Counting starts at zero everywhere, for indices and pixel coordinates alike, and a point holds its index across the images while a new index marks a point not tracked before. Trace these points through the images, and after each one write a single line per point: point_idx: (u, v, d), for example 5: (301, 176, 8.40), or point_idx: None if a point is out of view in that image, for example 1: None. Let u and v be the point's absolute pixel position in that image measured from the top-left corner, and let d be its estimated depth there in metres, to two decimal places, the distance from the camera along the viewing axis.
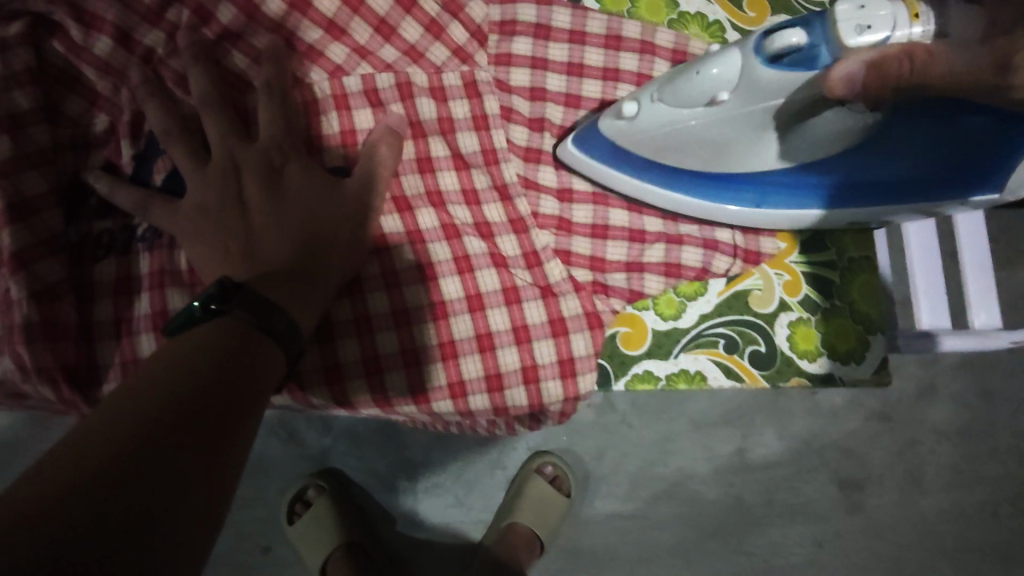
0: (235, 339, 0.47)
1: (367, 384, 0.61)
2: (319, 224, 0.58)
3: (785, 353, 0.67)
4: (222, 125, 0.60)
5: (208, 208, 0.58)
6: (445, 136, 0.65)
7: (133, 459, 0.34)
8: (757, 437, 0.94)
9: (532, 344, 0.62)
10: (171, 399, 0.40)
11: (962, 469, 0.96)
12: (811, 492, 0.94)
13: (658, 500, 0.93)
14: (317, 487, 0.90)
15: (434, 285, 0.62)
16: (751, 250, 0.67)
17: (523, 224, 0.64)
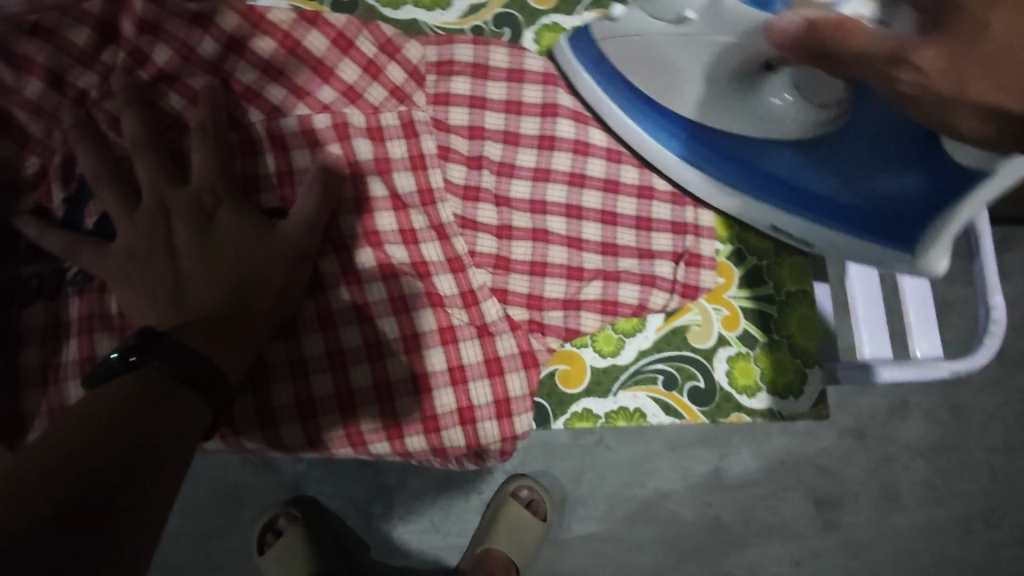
0: (152, 387, 0.47)
1: (301, 426, 0.60)
2: (249, 266, 0.57)
3: (724, 388, 0.68)
4: (153, 168, 0.60)
5: (137, 252, 0.57)
6: (383, 176, 0.65)
7: (46, 502, 0.36)
8: (732, 457, 0.93)
9: (468, 385, 0.62)
10: (95, 434, 0.41)
11: (935, 485, 0.95)
12: (786, 511, 0.94)
13: (635, 522, 0.92)
14: (288, 515, 0.86)
15: (370, 325, 0.62)
16: (692, 285, 0.67)
17: (460, 263, 0.64)
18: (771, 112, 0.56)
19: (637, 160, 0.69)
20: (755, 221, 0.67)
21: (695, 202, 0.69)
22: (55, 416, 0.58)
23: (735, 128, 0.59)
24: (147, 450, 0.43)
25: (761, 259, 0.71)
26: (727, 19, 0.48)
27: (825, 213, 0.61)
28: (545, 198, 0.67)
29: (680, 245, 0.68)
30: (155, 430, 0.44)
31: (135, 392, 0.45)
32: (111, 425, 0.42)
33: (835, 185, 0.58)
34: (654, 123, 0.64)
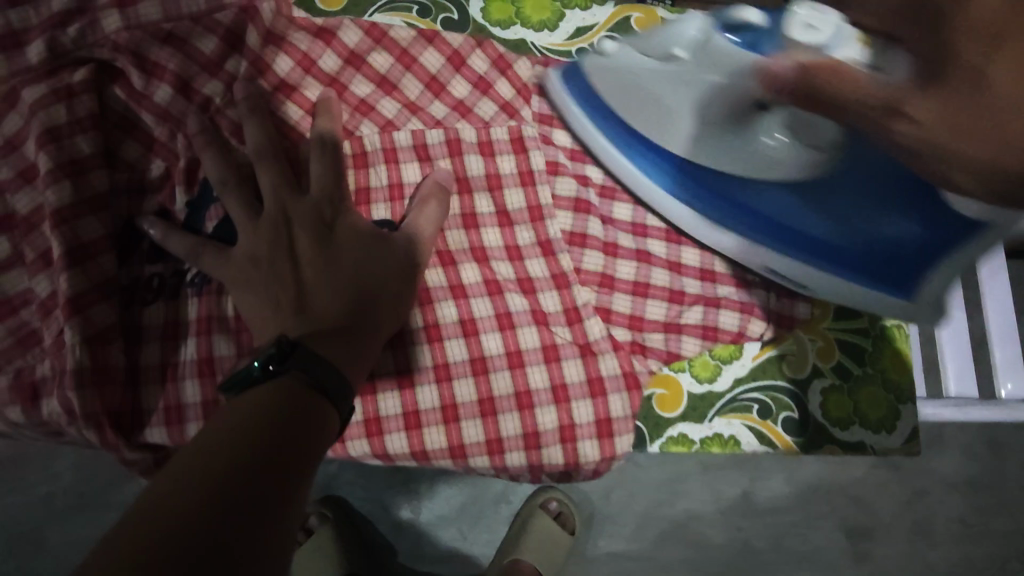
0: (289, 395, 0.49)
1: (406, 435, 0.62)
2: (368, 279, 0.59)
3: (818, 420, 0.68)
4: (276, 177, 0.61)
5: (260, 260, 0.59)
6: (491, 193, 0.67)
7: (196, 525, 0.37)
8: (764, 481, 0.98)
9: (570, 404, 0.62)
10: (231, 457, 0.43)
11: (971, 522, 0.99)
12: (818, 540, 0.99)
13: (664, 541, 0.97)
14: (320, 514, 0.93)
15: (474, 340, 0.63)
16: (786, 316, 0.67)
17: (565, 281, 0.65)
18: (677, 69, 0.53)
19: None
20: (750, 264, 0.64)
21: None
22: (172, 413, 0.60)
23: (644, 97, 0.58)
24: (290, 455, 0.45)
25: None
26: (717, 61, 0.50)
27: (800, 246, 0.60)
28: (646, 221, 0.68)
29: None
30: (292, 436, 0.46)
31: (272, 401, 0.48)
32: (262, 429, 0.46)
33: (833, 227, 0.57)
34: (658, 168, 0.63)
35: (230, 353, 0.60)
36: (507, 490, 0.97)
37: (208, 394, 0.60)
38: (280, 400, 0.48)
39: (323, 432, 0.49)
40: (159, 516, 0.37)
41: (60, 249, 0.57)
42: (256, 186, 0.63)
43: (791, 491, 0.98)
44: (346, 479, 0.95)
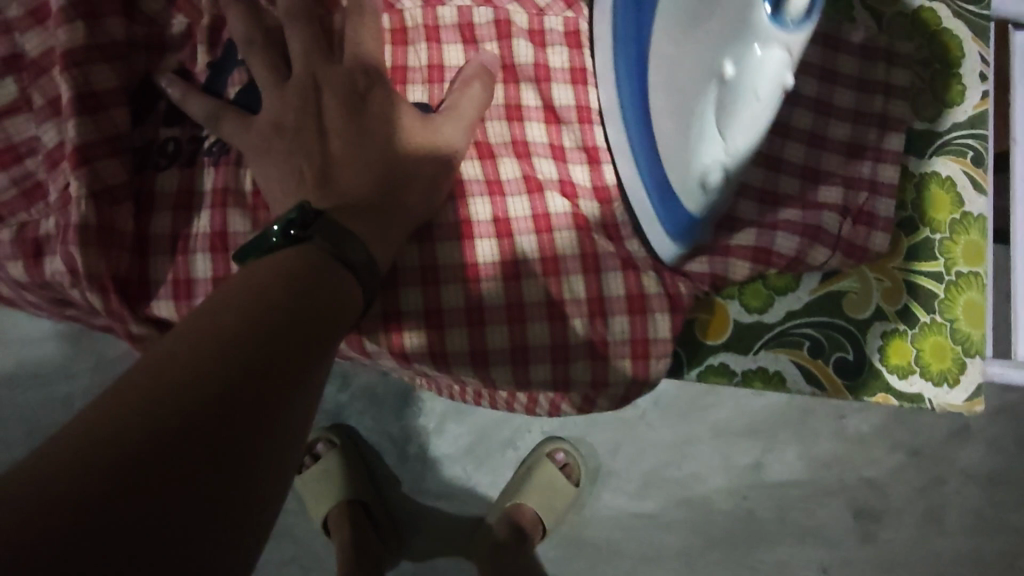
0: (313, 269, 0.44)
1: (426, 335, 0.57)
2: (400, 159, 0.53)
3: (876, 366, 0.61)
4: (306, 40, 0.55)
5: (284, 127, 0.53)
6: (539, 87, 0.59)
7: (218, 383, 0.33)
8: (778, 454, 0.95)
9: (606, 318, 0.57)
10: (253, 319, 0.38)
11: (984, 516, 0.96)
12: (825, 516, 0.96)
13: (670, 504, 0.95)
14: (328, 441, 0.94)
15: (507, 242, 0.58)
16: (850, 243, 0.59)
17: (609, 193, 0.59)
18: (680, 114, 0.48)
19: (815, 104, 0.61)
20: None
21: (876, 156, 0.61)
22: (186, 291, 0.56)
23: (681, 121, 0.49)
24: (316, 335, 0.41)
25: (935, 231, 0.63)
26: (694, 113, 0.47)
27: None
28: None
29: (851, 200, 0.60)
30: (318, 314, 0.42)
31: (295, 273, 0.43)
32: (289, 298, 0.41)
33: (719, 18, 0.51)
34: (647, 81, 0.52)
35: (247, 231, 0.56)
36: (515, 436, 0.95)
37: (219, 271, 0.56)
38: (302, 274, 0.43)
39: (346, 313, 0.45)
40: (187, 371, 0.33)
41: (69, 94, 0.53)
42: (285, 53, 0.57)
43: (802, 468, 0.95)
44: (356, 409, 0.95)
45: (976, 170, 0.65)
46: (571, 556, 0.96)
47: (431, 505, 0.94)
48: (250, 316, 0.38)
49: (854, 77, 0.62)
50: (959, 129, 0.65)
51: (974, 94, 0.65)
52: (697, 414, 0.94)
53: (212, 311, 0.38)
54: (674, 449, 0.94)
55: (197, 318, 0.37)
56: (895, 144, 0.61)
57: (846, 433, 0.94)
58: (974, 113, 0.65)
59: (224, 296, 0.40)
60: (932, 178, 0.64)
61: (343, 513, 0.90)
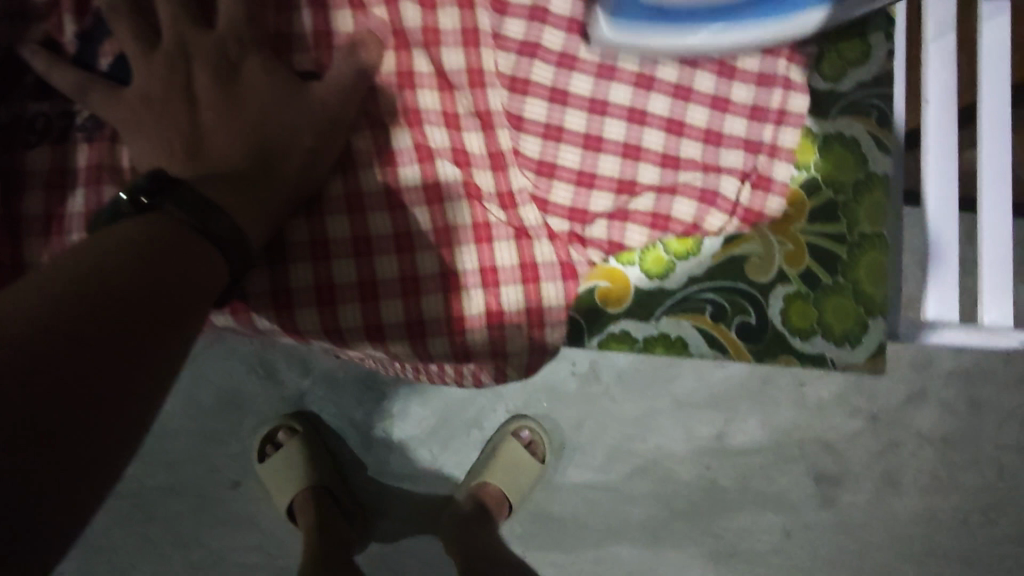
0: (169, 242, 0.42)
1: (318, 312, 0.56)
2: (275, 129, 0.52)
3: (776, 328, 0.62)
4: (175, 8, 0.52)
5: (153, 98, 0.51)
6: (430, 52, 0.57)
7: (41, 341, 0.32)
8: (738, 424, 0.98)
9: (499, 288, 0.57)
10: (98, 278, 0.37)
11: (938, 475, 1.01)
12: (784, 483, 0.99)
13: (633, 476, 0.98)
14: (289, 429, 0.94)
15: (400, 214, 0.56)
16: (744, 208, 0.59)
17: (502, 160, 0.58)
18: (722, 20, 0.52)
19: (716, 67, 0.58)
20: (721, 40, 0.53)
21: (777, 118, 0.59)
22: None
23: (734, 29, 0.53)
24: (180, 305, 0.40)
25: (838, 193, 0.63)
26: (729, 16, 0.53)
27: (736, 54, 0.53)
28: (607, 98, 0.58)
29: (750, 163, 0.59)
30: (183, 285, 0.41)
31: (154, 240, 0.42)
32: (143, 260, 0.40)
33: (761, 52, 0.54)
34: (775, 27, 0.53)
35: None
36: (479, 416, 0.97)
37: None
38: (162, 245, 0.42)
39: (212, 282, 0.44)
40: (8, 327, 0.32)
41: None
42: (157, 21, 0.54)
43: (764, 436, 0.99)
44: (319, 394, 0.96)
45: (881, 130, 0.63)
46: (538, 531, 0.99)
47: (397, 486, 0.96)
48: (94, 275, 0.37)
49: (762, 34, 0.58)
50: (863, 90, 0.64)
51: (880, 51, 0.63)
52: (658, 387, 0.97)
53: (58, 272, 0.37)
54: (638, 423, 0.98)
55: (41, 279, 0.36)
56: (797, 106, 0.59)
57: (805, 402, 0.99)
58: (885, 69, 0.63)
59: (74, 256, 0.38)
60: (835, 139, 0.64)
61: (310, 498, 0.91)
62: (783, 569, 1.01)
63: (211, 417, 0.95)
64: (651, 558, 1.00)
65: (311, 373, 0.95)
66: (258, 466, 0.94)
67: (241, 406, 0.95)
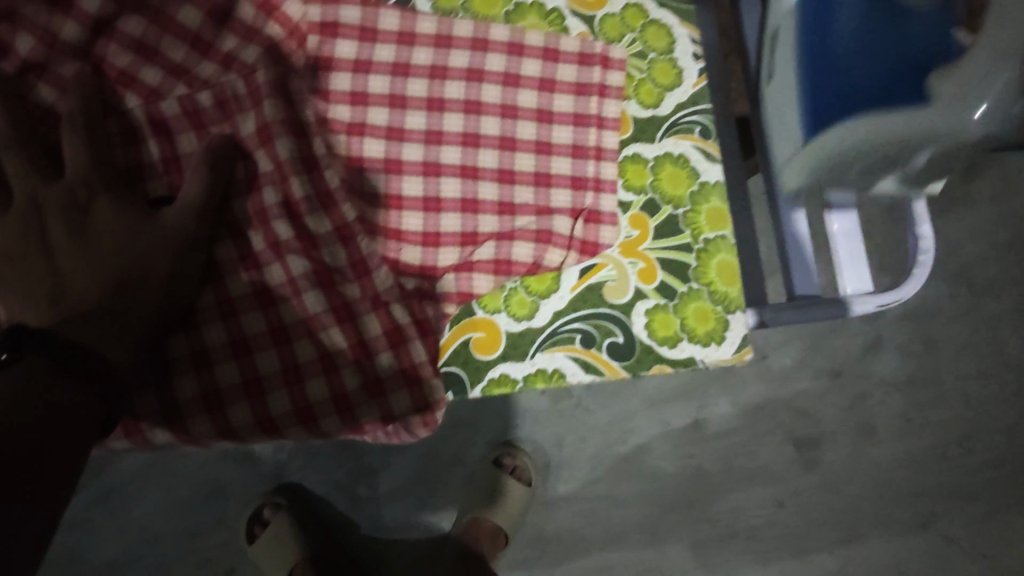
0: (29, 384, 0.46)
1: (208, 418, 0.59)
2: (131, 260, 0.55)
3: (644, 342, 0.67)
4: (22, 164, 0.56)
5: (11, 255, 0.54)
6: (266, 150, 0.61)
7: None
8: (712, 407, 1.05)
9: (371, 358, 0.61)
10: None
11: (910, 417, 1.08)
12: (766, 455, 1.05)
13: (618, 478, 1.03)
14: (274, 505, 0.96)
15: (272, 309, 0.61)
16: (582, 241, 0.66)
17: (349, 231, 0.61)
18: None
19: (535, 114, 0.67)
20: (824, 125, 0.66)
21: (596, 155, 0.67)
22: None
23: None
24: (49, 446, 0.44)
25: (676, 207, 0.70)
26: None
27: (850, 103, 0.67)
28: (439, 160, 0.65)
29: (578, 202, 0.66)
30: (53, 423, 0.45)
31: (26, 386, 0.45)
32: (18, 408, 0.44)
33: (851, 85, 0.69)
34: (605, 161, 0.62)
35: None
36: (463, 452, 1.00)
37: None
38: (24, 388, 0.45)
39: (88, 414, 0.48)
40: None
41: None
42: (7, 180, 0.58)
43: (734, 415, 1.06)
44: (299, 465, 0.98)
45: (705, 142, 0.72)
46: (538, 555, 1.01)
47: (393, 537, 0.99)
48: None
49: (571, 83, 0.67)
50: (683, 109, 0.72)
51: (689, 72, 0.72)
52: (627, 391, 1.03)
53: None
54: (613, 428, 1.03)
55: None
56: (611, 143, 0.68)
57: (768, 373, 1.07)
58: (695, 89, 0.72)
59: None
60: (666, 159, 0.71)
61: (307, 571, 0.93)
62: (783, 540, 1.05)
63: (194, 512, 0.97)
64: (654, 556, 1.03)
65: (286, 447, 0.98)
66: (248, 548, 0.95)
67: (227, 491, 0.97)
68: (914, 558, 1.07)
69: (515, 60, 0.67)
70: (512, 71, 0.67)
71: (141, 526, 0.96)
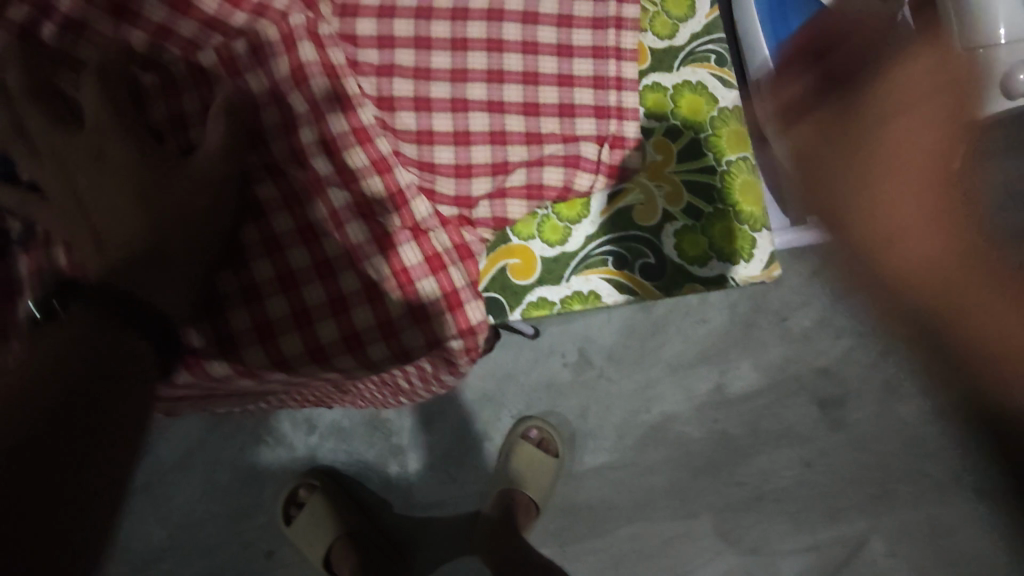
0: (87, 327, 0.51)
1: (264, 347, 0.63)
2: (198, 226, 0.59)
3: (676, 262, 0.69)
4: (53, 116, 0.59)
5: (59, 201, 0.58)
6: (301, 91, 0.62)
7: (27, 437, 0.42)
8: (734, 371, 1.12)
9: (413, 285, 0.63)
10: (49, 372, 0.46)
11: (937, 371, 1.13)
12: (791, 417, 1.12)
13: (647, 446, 1.10)
14: (309, 486, 1.05)
15: (315, 245, 0.64)
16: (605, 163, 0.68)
17: (386, 164, 0.62)
18: None
19: (555, 49, 0.68)
20: None
21: (617, 84, 0.68)
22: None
23: None
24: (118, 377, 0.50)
25: (698, 131, 0.71)
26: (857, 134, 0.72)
27: None
28: (466, 97, 0.66)
29: (603, 129, 0.68)
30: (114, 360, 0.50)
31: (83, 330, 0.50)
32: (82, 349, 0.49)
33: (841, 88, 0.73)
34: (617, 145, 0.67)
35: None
36: (488, 428, 1.09)
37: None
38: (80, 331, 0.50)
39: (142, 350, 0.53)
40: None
41: None
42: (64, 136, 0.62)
43: (759, 376, 1.13)
44: (330, 447, 1.08)
45: (721, 69, 0.72)
46: (570, 523, 1.09)
47: (426, 515, 1.07)
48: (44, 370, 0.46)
49: (588, 18, 0.68)
50: (697, 39, 0.73)
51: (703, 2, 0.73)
52: (647, 357, 1.11)
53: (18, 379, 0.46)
54: (639, 395, 1.11)
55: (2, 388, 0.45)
56: (630, 73, 0.69)
57: (790, 335, 1.13)
58: (709, 19, 0.73)
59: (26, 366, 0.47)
60: (684, 87, 0.72)
61: (346, 545, 1.01)
62: (812, 500, 1.11)
63: (235, 496, 1.06)
64: (683, 524, 1.10)
65: (317, 430, 1.08)
66: (286, 529, 1.04)
67: (262, 477, 1.06)
68: (950, 515, 1.11)
69: None
70: (530, 9, 0.68)
71: (205, 498, 1.06)
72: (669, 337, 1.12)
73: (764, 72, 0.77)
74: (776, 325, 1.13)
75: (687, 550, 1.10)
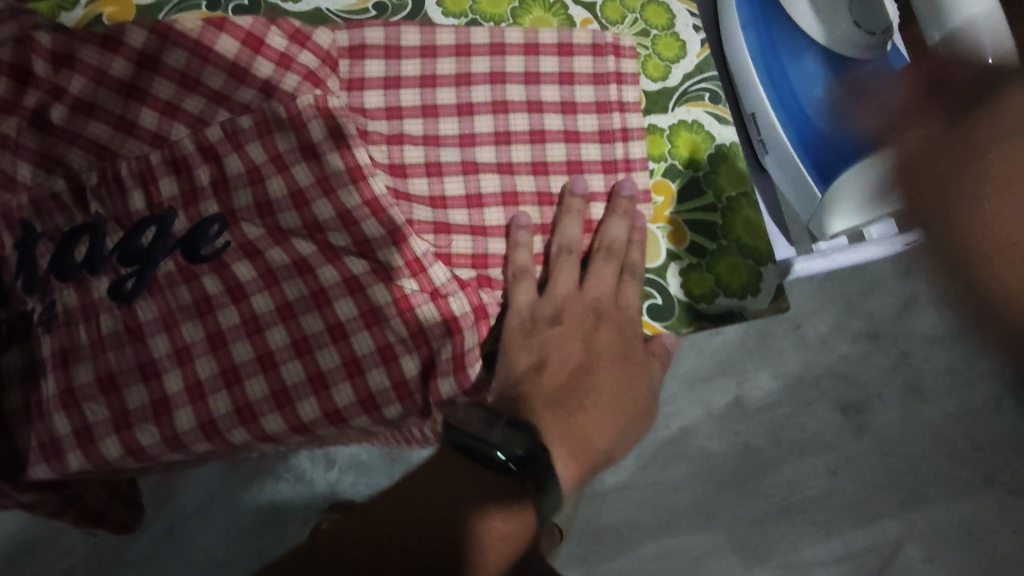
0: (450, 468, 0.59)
1: (281, 415, 0.63)
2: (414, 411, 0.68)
3: (681, 300, 0.70)
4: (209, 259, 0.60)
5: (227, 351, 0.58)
6: (309, 165, 0.64)
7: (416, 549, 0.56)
8: (752, 381, 1.12)
9: (431, 346, 0.64)
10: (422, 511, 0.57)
11: (959, 372, 1.12)
12: (814, 424, 1.12)
13: (669, 462, 1.11)
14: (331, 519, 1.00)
15: (328, 309, 0.64)
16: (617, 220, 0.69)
17: (401, 234, 0.64)
18: None
19: (560, 107, 0.69)
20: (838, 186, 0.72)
21: (624, 136, 0.70)
22: (172, 442, 0.62)
23: None
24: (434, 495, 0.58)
25: (697, 169, 0.72)
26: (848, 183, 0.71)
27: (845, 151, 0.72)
28: (475, 159, 0.68)
29: (612, 182, 0.69)
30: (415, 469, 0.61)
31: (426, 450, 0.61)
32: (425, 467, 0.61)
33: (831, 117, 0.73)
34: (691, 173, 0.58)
35: (97, 398, 0.63)
36: None
37: (132, 443, 0.62)
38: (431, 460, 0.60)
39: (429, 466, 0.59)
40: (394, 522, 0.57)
41: None
42: (88, 226, 0.65)
43: (777, 386, 1.13)
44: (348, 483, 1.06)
45: (715, 106, 0.74)
46: (597, 546, 1.09)
47: None
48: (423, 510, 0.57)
49: (589, 73, 0.70)
50: (691, 78, 0.74)
51: (692, 43, 0.75)
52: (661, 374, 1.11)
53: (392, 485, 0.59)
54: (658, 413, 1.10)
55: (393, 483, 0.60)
56: (635, 122, 0.70)
57: (807, 340, 1.13)
58: (699, 58, 0.75)
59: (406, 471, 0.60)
60: (680, 126, 0.73)
61: None
62: (842, 508, 1.10)
63: (256, 539, 1.03)
64: (708, 541, 1.09)
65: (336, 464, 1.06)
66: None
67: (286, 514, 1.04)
68: (984, 514, 1.09)
69: (533, 58, 0.70)
70: (532, 69, 0.70)
71: (229, 539, 1.03)
72: (683, 354, 1.12)
73: (759, 105, 0.78)
74: (790, 333, 1.13)
75: (716, 565, 1.08)
